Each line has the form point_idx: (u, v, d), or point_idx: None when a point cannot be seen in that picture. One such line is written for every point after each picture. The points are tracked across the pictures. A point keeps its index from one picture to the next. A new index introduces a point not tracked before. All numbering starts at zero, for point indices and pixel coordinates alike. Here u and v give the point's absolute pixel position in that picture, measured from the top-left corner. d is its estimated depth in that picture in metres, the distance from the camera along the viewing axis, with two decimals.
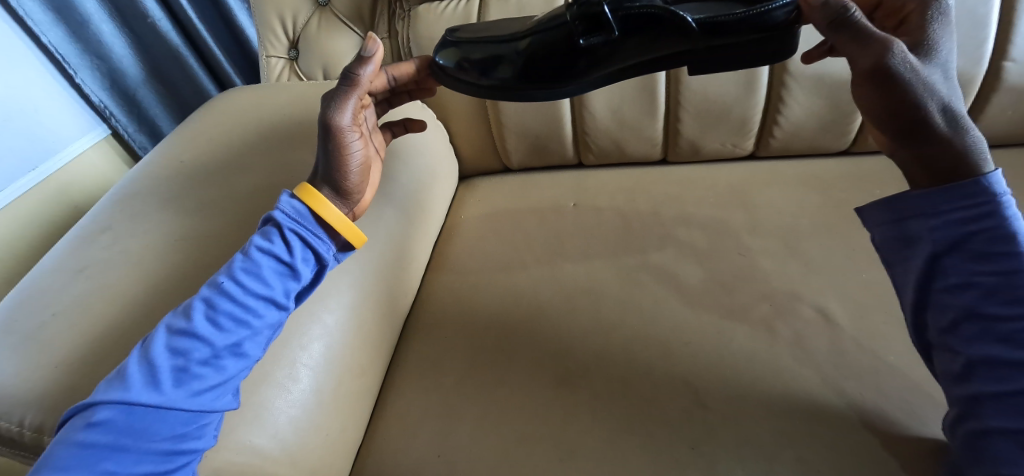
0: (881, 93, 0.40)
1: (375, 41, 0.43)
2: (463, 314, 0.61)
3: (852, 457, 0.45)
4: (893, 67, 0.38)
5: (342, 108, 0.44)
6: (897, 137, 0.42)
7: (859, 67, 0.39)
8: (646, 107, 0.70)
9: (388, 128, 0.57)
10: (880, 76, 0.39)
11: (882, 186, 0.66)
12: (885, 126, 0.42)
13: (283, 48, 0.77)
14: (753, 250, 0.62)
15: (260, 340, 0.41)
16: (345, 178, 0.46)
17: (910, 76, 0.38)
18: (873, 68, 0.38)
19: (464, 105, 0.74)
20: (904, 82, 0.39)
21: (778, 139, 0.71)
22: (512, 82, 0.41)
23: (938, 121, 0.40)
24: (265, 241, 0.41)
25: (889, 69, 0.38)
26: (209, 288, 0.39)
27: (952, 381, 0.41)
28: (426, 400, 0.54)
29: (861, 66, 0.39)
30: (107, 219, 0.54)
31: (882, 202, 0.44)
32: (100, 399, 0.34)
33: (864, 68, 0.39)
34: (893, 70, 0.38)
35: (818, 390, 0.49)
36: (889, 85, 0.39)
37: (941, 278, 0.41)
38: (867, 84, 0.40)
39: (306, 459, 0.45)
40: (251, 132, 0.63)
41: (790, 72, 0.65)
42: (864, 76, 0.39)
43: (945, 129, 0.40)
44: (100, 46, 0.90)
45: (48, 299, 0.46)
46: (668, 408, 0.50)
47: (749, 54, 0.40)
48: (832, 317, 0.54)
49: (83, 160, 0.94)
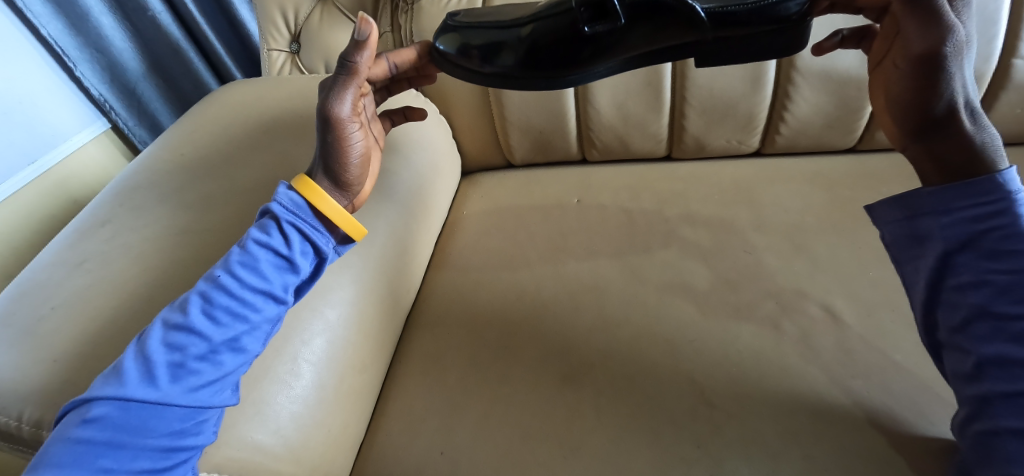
0: (923, 79, 0.40)
1: (368, 23, 0.40)
2: (466, 310, 0.61)
3: (858, 456, 0.45)
4: (947, 54, 0.38)
5: (341, 98, 0.43)
6: (917, 130, 0.43)
7: (912, 49, 0.40)
8: (652, 103, 0.69)
9: (388, 116, 0.56)
10: (932, 60, 0.39)
11: (889, 184, 0.66)
12: (909, 116, 0.42)
13: (285, 41, 0.76)
14: (759, 247, 0.61)
15: (258, 334, 0.40)
16: (345, 170, 0.45)
17: (956, 67, 0.39)
18: (928, 52, 0.39)
19: (467, 100, 0.73)
20: (950, 72, 0.39)
21: (784, 136, 0.71)
22: (515, 70, 0.40)
23: (962, 117, 0.40)
24: (262, 234, 0.40)
25: (941, 55, 0.38)
26: (205, 282, 0.39)
27: (963, 381, 0.40)
28: (430, 396, 0.54)
29: (916, 47, 0.39)
30: (106, 213, 0.53)
31: (893, 199, 0.44)
32: (95, 395, 0.33)
33: (919, 50, 0.39)
34: (946, 58, 0.38)
35: (824, 388, 0.49)
36: (933, 72, 0.39)
37: (953, 276, 0.41)
38: (914, 67, 0.40)
39: (308, 455, 0.45)
40: (251, 125, 0.63)
41: (797, 68, 0.65)
42: (917, 58, 0.40)
43: (968, 126, 0.40)
44: (100, 38, 0.89)
45: (47, 293, 0.46)
46: (674, 406, 0.49)
47: (759, 46, 0.39)
48: (839, 315, 0.54)
49: (82, 154, 0.93)
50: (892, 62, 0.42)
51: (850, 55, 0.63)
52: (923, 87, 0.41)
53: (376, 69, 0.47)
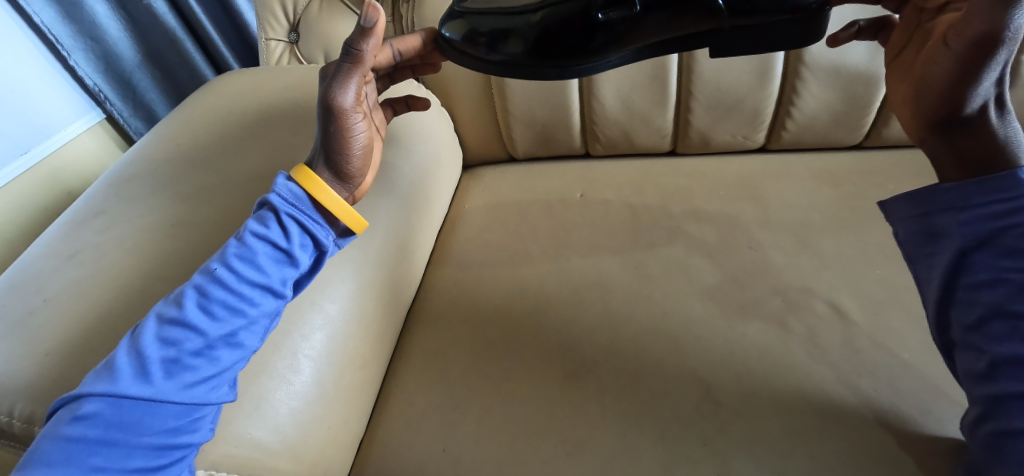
0: (969, 64, 0.39)
1: (375, 8, 0.39)
2: (468, 306, 0.60)
3: (866, 455, 0.44)
4: (1005, 39, 0.37)
5: (345, 87, 0.42)
6: (943, 122, 0.43)
7: (970, 28, 0.38)
8: (657, 97, 0.68)
9: (390, 105, 0.55)
10: (988, 43, 0.38)
11: (897, 181, 0.65)
12: (942, 104, 0.42)
13: (283, 30, 0.75)
14: (764, 244, 0.61)
15: (256, 329, 0.39)
16: (347, 162, 0.44)
17: (1003, 56, 0.38)
18: (986, 34, 0.37)
19: (469, 92, 0.72)
20: (995, 59, 0.38)
21: (790, 132, 0.70)
22: (523, 58, 0.39)
23: (989, 113, 0.42)
24: (260, 226, 0.39)
25: (999, 38, 0.37)
26: (201, 276, 0.37)
27: (975, 381, 0.39)
28: (431, 392, 0.53)
29: (974, 27, 0.38)
30: (101, 203, 0.52)
31: (909, 195, 0.44)
32: (87, 392, 0.32)
33: (977, 30, 0.38)
34: (1002, 42, 0.37)
35: (831, 386, 0.48)
36: (982, 57, 0.38)
37: (969, 274, 0.40)
38: (965, 49, 0.39)
39: (307, 452, 0.44)
40: (249, 115, 0.61)
41: (806, 62, 0.64)
42: (972, 39, 0.38)
43: (994, 122, 0.42)
44: (94, 27, 0.87)
45: (40, 285, 0.44)
46: (680, 404, 0.48)
47: (773, 38, 0.39)
48: (846, 313, 0.53)
49: (76, 144, 0.92)
50: (941, 41, 0.40)
51: (860, 49, 0.62)
52: (968, 73, 0.39)
53: (381, 56, 0.46)
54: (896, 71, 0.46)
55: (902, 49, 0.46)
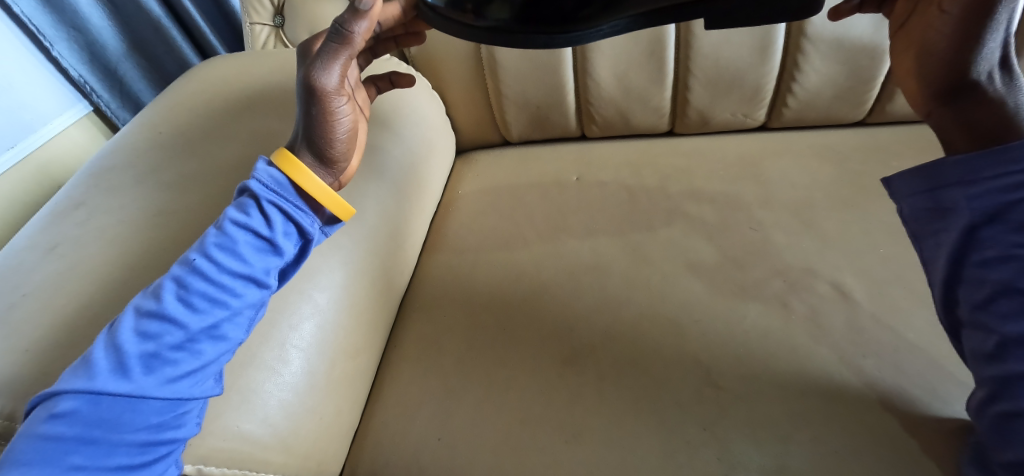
0: (971, 25, 0.40)
1: None
2: (462, 293, 0.58)
3: (869, 436, 0.43)
4: None
5: (328, 69, 0.40)
6: (950, 92, 0.42)
7: None
8: (654, 75, 0.66)
9: (373, 83, 0.53)
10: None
11: (901, 158, 0.63)
12: (947, 71, 0.42)
13: (268, 14, 0.72)
14: (765, 224, 0.59)
15: (240, 320, 0.38)
16: (330, 146, 0.43)
17: (1003, 15, 0.39)
18: None
19: (460, 74, 0.70)
20: (996, 18, 0.39)
21: (792, 109, 0.68)
22: (512, 24, 0.37)
23: (992, 82, 0.41)
24: (240, 214, 0.38)
25: None
26: (180, 266, 0.36)
27: (983, 361, 0.38)
28: (425, 381, 0.52)
29: None
30: (81, 195, 0.50)
31: (914, 171, 0.44)
32: (63, 389, 0.31)
33: None
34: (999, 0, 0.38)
35: (834, 367, 0.47)
36: (983, 17, 0.39)
37: (979, 251, 0.39)
38: (965, 9, 0.39)
39: (299, 444, 0.43)
40: (232, 101, 0.59)
41: (808, 35, 0.61)
42: None
43: (999, 90, 0.41)
44: (76, 16, 0.84)
45: (20, 278, 0.43)
46: (679, 389, 0.47)
47: (772, 4, 0.37)
48: (848, 292, 0.52)
49: (64, 137, 0.91)
50: (937, 6, 0.41)
51: (864, 20, 0.60)
52: (969, 34, 0.40)
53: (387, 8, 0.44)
54: (900, 43, 0.45)
55: (905, 19, 0.44)
